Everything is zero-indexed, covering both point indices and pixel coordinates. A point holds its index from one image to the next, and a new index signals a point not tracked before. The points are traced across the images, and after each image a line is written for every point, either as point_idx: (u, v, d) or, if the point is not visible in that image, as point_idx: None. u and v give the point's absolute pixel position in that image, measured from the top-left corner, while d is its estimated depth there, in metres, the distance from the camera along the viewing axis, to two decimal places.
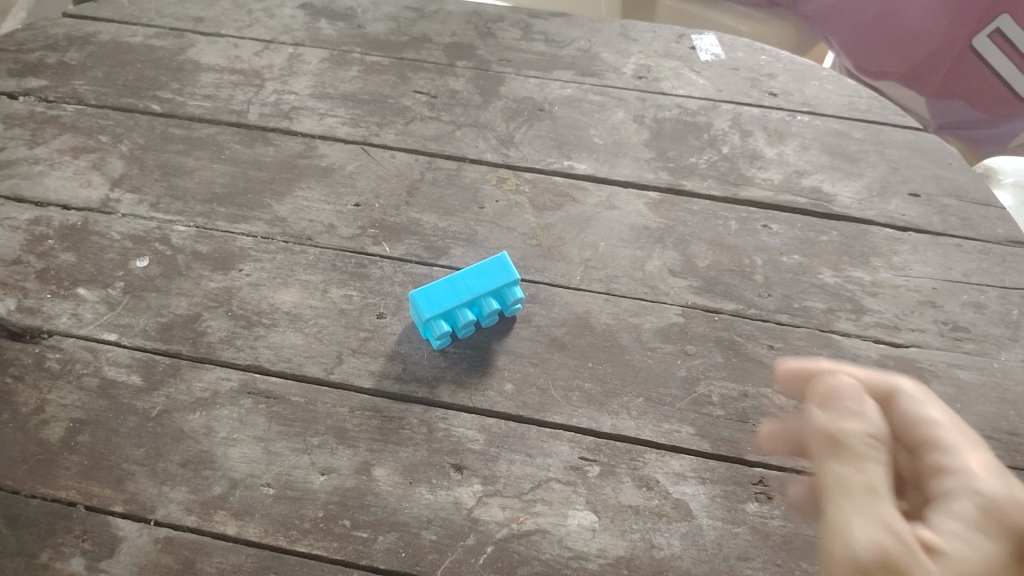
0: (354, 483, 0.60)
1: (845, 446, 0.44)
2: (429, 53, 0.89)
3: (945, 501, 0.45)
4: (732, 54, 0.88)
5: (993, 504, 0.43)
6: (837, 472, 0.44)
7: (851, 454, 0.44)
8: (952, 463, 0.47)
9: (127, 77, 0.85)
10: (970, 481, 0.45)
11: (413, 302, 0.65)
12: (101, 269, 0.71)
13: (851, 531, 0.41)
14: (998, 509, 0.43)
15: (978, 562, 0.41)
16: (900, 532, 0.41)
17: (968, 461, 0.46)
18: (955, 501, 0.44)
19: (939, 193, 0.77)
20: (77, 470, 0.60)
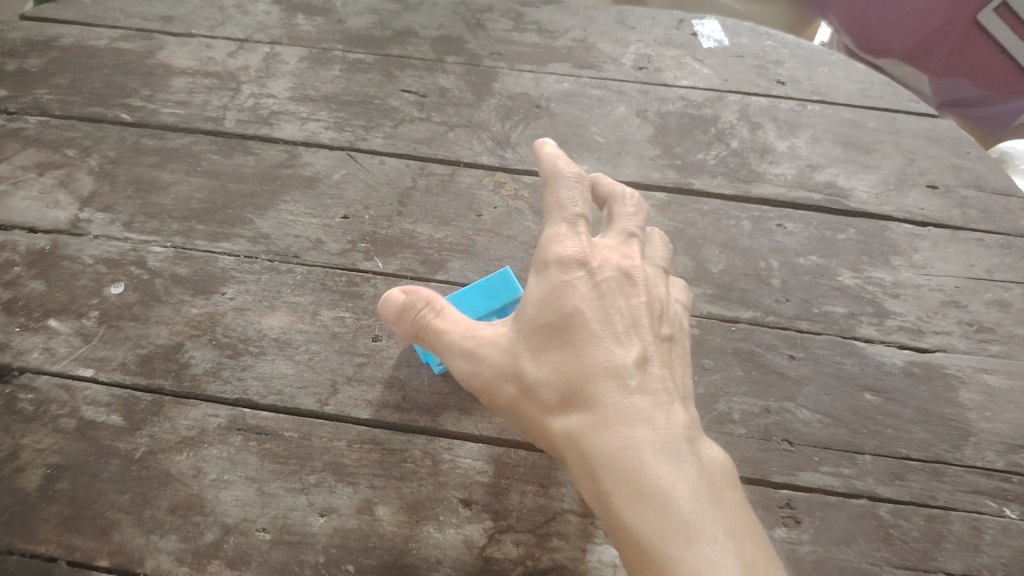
0: (355, 524, 0.56)
1: (411, 322, 0.52)
2: (416, 48, 0.84)
3: (570, 266, 0.52)
4: (736, 39, 0.84)
5: (559, 262, 0.52)
6: (428, 332, 0.52)
7: (439, 317, 0.52)
8: (567, 228, 0.54)
9: (93, 84, 0.80)
10: (546, 249, 0.53)
11: None
12: (73, 298, 0.66)
13: (449, 352, 0.52)
14: (568, 268, 0.52)
15: (552, 316, 0.50)
16: (531, 327, 0.50)
17: (563, 240, 0.53)
18: (539, 261, 0.53)
19: (957, 184, 0.73)
20: (57, 522, 0.56)
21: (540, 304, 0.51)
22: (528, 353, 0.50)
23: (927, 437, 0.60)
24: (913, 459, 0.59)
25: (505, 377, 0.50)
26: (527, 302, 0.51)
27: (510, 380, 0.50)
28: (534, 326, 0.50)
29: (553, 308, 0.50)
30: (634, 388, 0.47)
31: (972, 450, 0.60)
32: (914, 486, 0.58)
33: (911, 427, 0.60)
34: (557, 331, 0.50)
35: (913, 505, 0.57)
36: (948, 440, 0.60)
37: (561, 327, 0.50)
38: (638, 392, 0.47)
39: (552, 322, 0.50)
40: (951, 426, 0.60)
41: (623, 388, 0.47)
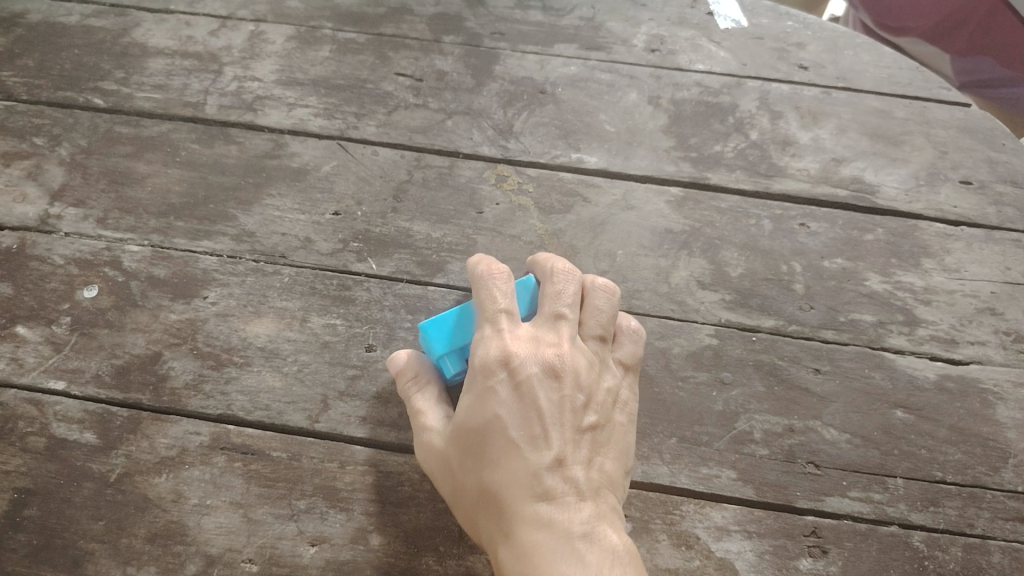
0: (349, 555, 0.52)
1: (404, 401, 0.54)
2: (411, 26, 0.78)
3: (490, 372, 0.49)
4: (754, 20, 0.79)
5: (477, 369, 0.50)
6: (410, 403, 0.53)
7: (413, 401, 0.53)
8: (492, 328, 0.51)
9: (63, 66, 0.74)
10: (472, 353, 0.51)
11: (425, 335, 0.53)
12: (43, 303, 0.61)
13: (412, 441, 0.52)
14: (489, 371, 0.49)
15: (470, 423, 0.49)
16: (454, 433, 0.49)
17: (486, 346, 0.50)
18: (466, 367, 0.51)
19: (992, 179, 0.69)
20: (26, 552, 0.52)
21: (462, 410, 0.49)
22: (450, 457, 0.49)
23: (963, 459, 0.56)
24: (949, 483, 0.55)
25: (434, 479, 0.50)
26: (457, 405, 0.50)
27: (438, 482, 0.50)
28: (459, 431, 0.49)
29: (472, 414, 0.49)
30: (541, 493, 0.46)
31: (1010, 473, 0.56)
32: (949, 513, 0.54)
33: (946, 448, 0.57)
34: (478, 438, 0.48)
35: (949, 535, 0.53)
36: (986, 462, 0.56)
37: (478, 433, 0.48)
38: (545, 496, 0.46)
39: (472, 428, 0.48)
40: (989, 447, 0.57)
41: (530, 493, 0.46)
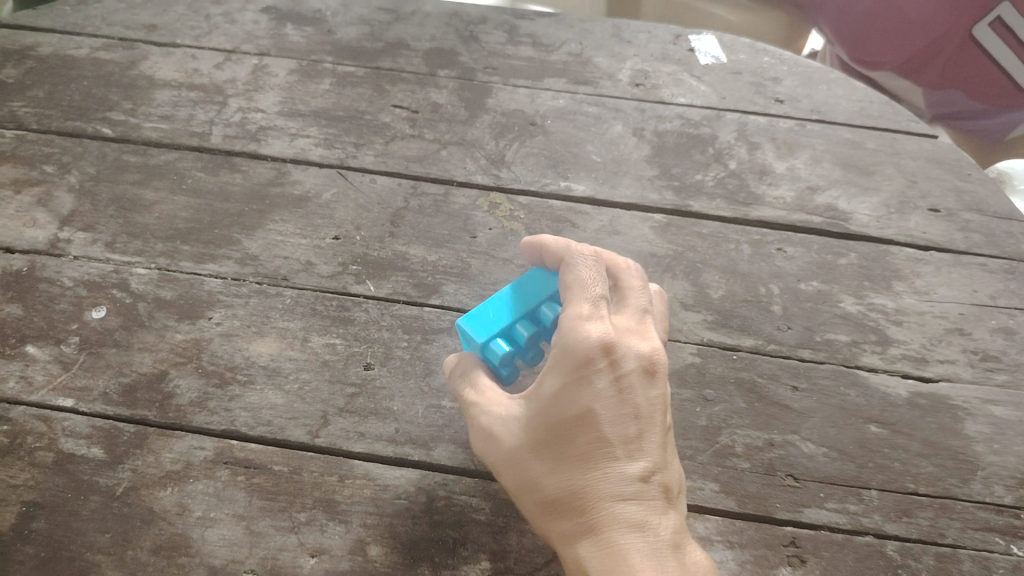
0: (348, 566, 0.54)
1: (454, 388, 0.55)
2: (408, 61, 0.81)
3: (590, 363, 0.48)
4: (733, 56, 0.83)
5: (576, 357, 0.48)
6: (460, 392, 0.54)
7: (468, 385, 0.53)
8: (587, 313, 0.50)
9: (73, 97, 0.77)
10: (574, 332, 0.49)
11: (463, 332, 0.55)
12: (52, 323, 0.63)
13: (475, 419, 0.52)
14: (592, 360, 0.48)
15: (560, 414, 0.48)
16: (539, 422, 0.48)
17: (585, 332, 0.48)
18: (556, 354, 0.49)
19: (960, 207, 0.73)
20: (33, 564, 0.53)
21: (552, 398, 0.48)
22: (531, 446, 0.48)
23: (935, 471, 0.59)
24: (921, 494, 0.58)
25: (506, 465, 0.49)
26: (543, 392, 0.49)
27: (509, 469, 0.49)
28: (544, 421, 0.48)
29: (563, 405, 0.48)
30: (630, 496, 0.46)
31: (979, 484, 0.58)
32: (922, 522, 0.57)
33: (918, 461, 0.59)
34: (567, 430, 0.48)
35: (921, 544, 0.56)
36: (957, 474, 0.59)
37: (568, 424, 0.48)
38: (634, 499, 0.46)
39: (562, 420, 0.48)
40: (959, 460, 0.59)
41: (618, 495, 0.46)
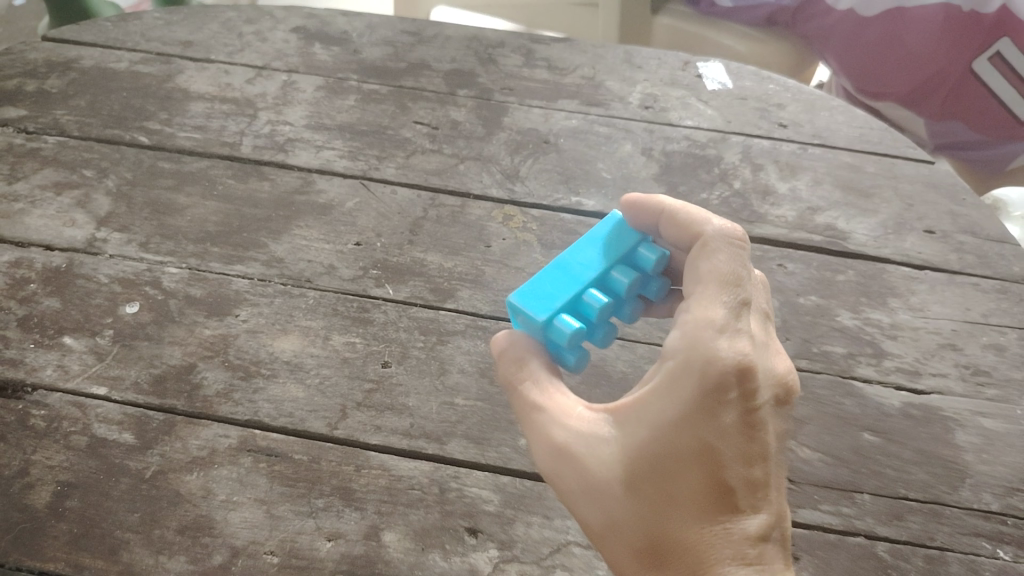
0: (362, 550, 0.57)
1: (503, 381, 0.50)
2: (429, 80, 0.86)
3: (723, 392, 0.42)
4: (739, 83, 0.88)
5: (706, 380, 0.42)
6: (517, 392, 0.48)
7: (531, 379, 0.48)
8: (722, 321, 0.43)
9: (112, 107, 0.81)
10: (718, 346, 0.42)
11: (523, 310, 0.50)
12: (88, 316, 0.67)
13: (550, 431, 0.46)
14: (725, 391, 0.42)
15: (671, 447, 0.42)
16: (648, 457, 0.43)
17: (720, 346, 0.42)
18: (675, 368, 0.43)
19: (954, 229, 0.76)
20: (66, 540, 0.56)
21: (660, 425, 0.43)
22: (626, 475, 0.43)
23: (927, 479, 0.60)
24: (912, 499, 0.60)
25: (591, 493, 0.44)
26: (652, 417, 0.43)
27: (600, 501, 0.44)
28: (647, 449, 0.43)
29: (677, 438, 0.42)
30: (749, 557, 0.41)
31: (968, 491, 0.60)
32: (913, 527, 0.58)
33: (910, 468, 0.61)
34: (675, 465, 0.42)
35: (911, 546, 0.57)
36: (947, 482, 0.60)
37: (677, 459, 0.42)
38: (752, 560, 0.41)
39: (671, 454, 0.42)
40: (950, 468, 0.61)
41: (738, 555, 0.41)
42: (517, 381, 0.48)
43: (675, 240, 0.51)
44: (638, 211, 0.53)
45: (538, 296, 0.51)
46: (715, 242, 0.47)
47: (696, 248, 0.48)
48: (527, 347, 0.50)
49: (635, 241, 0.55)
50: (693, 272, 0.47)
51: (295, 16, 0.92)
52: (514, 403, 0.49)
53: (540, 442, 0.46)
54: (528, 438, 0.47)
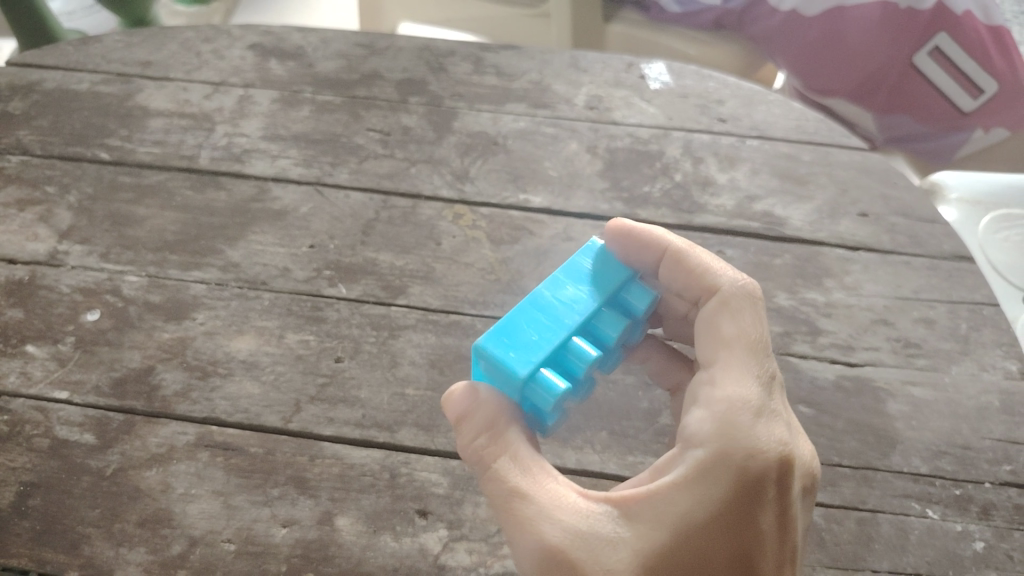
0: (316, 535, 0.59)
1: (476, 460, 0.47)
2: (381, 89, 0.89)
3: (760, 488, 0.45)
4: (681, 82, 0.90)
5: (745, 475, 0.44)
6: (499, 477, 0.46)
7: (515, 464, 0.46)
8: (756, 402, 0.46)
9: (73, 126, 0.84)
10: (757, 429, 0.45)
11: (499, 360, 0.47)
12: (50, 325, 0.69)
13: (541, 527, 0.44)
14: (763, 487, 0.45)
15: (699, 546, 0.44)
16: (679, 555, 0.44)
17: (758, 431, 0.45)
18: (710, 456, 0.44)
19: (887, 212, 0.79)
20: (30, 536, 0.59)
21: (688, 522, 0.44)
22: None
23: (858, 447, 0.63)
24: (844, 466, 0.62)
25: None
26: (678, 514, 0.44)
27: None
28: (671, 548, 0.44)
29: (707, 534, 0.44)
30: None
31: (897, 456, 0.63)
32: (845, 492, 0.61)
33: (842, 436, 0.64)
34: (699, 564, 0.44)
35: (844, 509, 0.60)
36: (878, 448, 0.63)
37: (702, 557, 0.44)
38: None
39: (698, 553, 0.44)
40: (880, 435, 0.64)
41: None
42: (498, 463, 0.46)
43: (684, 285, 0.54)
44: (631, 242, 0.53)
45: (517, 346, 0.47)
46: (735, 299, 0.51)
47: (716, 304, 0.51)
48: (499, 410, 0.47)
49: (618, 283, 0.52)
50: (715, 337, 0.50)
51: (251, 33, 0.94)
52: (494, 490, 0.46)
53: (531, 539, 0.44)
54: (513, 532, 0.45)
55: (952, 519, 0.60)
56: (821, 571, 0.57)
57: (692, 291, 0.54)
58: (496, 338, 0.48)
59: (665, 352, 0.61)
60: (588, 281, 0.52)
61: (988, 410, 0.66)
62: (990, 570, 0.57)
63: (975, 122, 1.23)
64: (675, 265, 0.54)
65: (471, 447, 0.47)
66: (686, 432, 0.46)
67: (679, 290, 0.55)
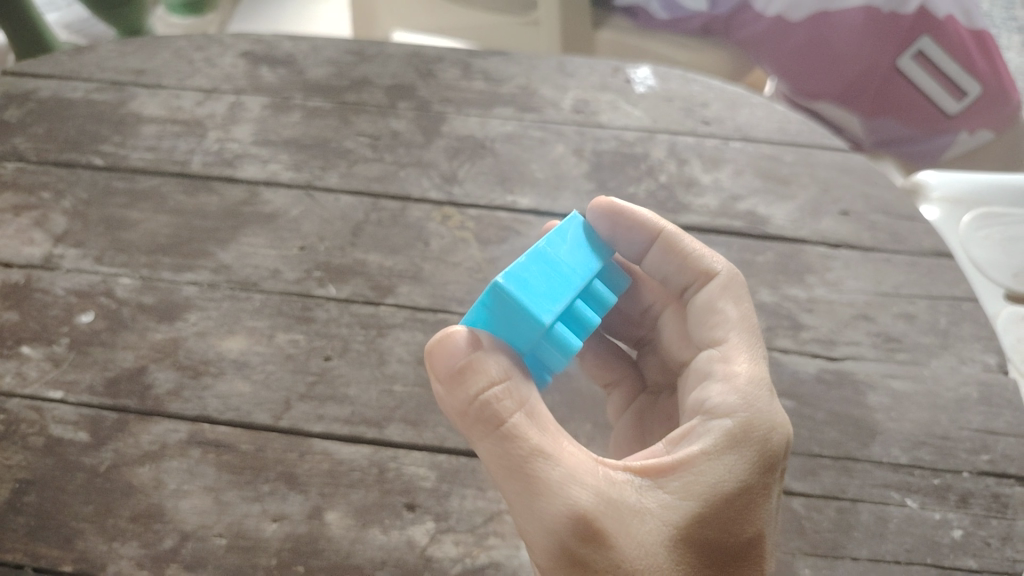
0: (305, 529, 0.60)
1: (491, 417, 0.45)
2: (371, 95, 0.90)
3: (774, 460, 0.50)
4: (665, 85, 0.91)
5: (766, 446, 0.49)
6: (521, 437, 0.45)
7: (534, 425, 0.46)
8: (767, 383, 0.52)
9: (68, 133, 0.85)
10: (773, 405, 0.51)
11: (527, 310, 0.46)
12: (45, 327, 0.70)
13: (572, 488, 0.44)
14: (776, 461, 0.50)
15: (723, 514, 0.47)
16: (704, 520, 0.47)
17: (775, 406, 0.51)
18: (737, 427, 0.49)
19: (868, 210, 0.80)
20: (24, 532, 0.60)
21: (716, 491, 0.47)
22: (675, 541, 0.45)
23: (838, 437, 0.65)
24: (825, 457, 0.64)
25: (635, 562, 0.44)
26: (708, 483, 0.47)
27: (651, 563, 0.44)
28: (699, 515, 0.46)
29: (731, 503, 0.47)
30: None
31: (877, 447, 0.65)
32: (826, 481, 0.63)
33: (823, 428, 0.66)
34: (721, 531, 0.47)
35: (824, 499, 0.62)
36: (857, 438, 0.65)
37: (723, 523, 0.47)
38: None
39: (721, 521, 0.47)
40: (860, 426, 0.66)
41: None
42: (519, 422, 0.45)
43: (673, 268, 0.59)
44: (623, 221, 0.58)
45: (539, 292, 0.47)
46: (733, 283, 0.57)
47: (719, 287, 0.57)
48: (509, 362, 0.47)
49: (608, 256, 0.56)
50: (720, 322, 0.55)
51: (243, 41, 0.95)
52: (513, 451, 0.45)
53: (561, 503, 0.44)
54: (536, 496, 0.44)
55: (930, 507, 0.62)
56: (801, 558, 0.60)
57: (680, 274, 0.59)
58: (518, 281, 0.47)
59: (607, 348, 0.67)
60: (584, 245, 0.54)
61: (966, 401, 0.67)
62: (967, 557, 0.60)
63: (960, 124, 1.24)
64: (666, 247, 0.59)
65: (486, 403, 0.45)
66: (708, 407, 0.50)
67: (666, 272, 0.60)
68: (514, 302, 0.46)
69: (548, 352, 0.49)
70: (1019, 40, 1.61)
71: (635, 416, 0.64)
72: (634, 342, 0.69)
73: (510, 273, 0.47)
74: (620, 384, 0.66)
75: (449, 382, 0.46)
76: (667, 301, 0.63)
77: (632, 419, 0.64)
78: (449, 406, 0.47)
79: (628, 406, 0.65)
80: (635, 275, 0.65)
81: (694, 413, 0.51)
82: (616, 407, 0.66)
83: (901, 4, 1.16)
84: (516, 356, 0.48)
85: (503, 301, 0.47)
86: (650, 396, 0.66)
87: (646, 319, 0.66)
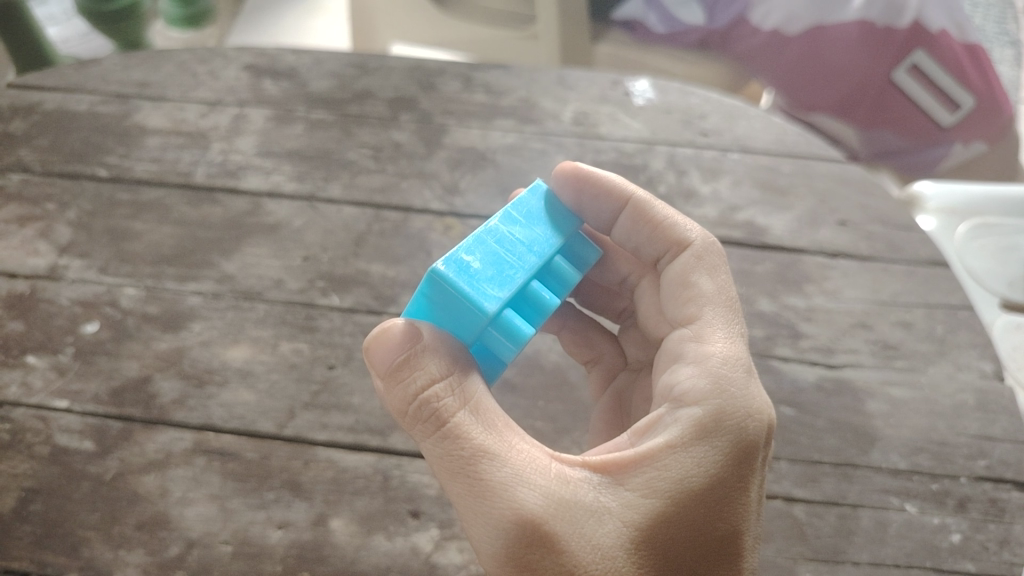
0: (311, 536, 0.60)
1: (431, 416, 0.45)
2: (373, 107, 0.91)
3: (752, 450, 0.48)
4: (664, 97, 0.92)
5: (742, 436, 0.48)
6: (464, 436, 0.45)
7: (478, 422, 0.46)
8: (745, 365, 0.50)
9: (73, 145, 0.86)
10: (750, 389, 0.49)
11: (467, 298, 0.46)
12: (50, 336, 0.71)
13: (519, 491, 0.44)
14: (754, 450, 0.49)
15: (691, 511, 0.46)
16: (670, 519, 0.46)
17: (753, 391, 0.49)
18: (707, 416, 0.47)
19: (865, 220, 0.81)
20: (31, 540, 0.60)
21: (682, 487, 0.46)
22: (635, 542, 0.45)
23: (838, 444, 0.66)
24: (825, 463, 0.65)
25: (590, 566, 0.44)
26: (673, 478, 0.46)
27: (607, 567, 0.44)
28: (663, 513, 0.46)
29: (701, 498, 0.46)
30: None
31: (877, 453, 0.66)
32: (826, 487, 0.64)
33: (823, 434, 0.66)
34: (689, 528, 0.46)
35: (825, 504, 0.63)
36: (857, 445, 0.66)
37: (691, 521, 0.46)
38: None
39: (689, 519, 0.46)
40: (859, 433, 0.67)
41: None
42: (461, 420, 0.45)
43: (645, 238, 0.59)
44: (589, 186, 0.57)
45: (482, 277, 0.47)
46: (707, 254, 0.56)
47: (692, 257, 0.56)
48: (450, 356, 0.47)
49: (570, 233, 0.56)
50: (694, 297, 0.54)
51: (245, 54, 0.96)
52: (455, 452, 0.45)
53: (506, 506, 0.44)
54: (480, 499, 0.44)
55: (929, 512, 0.63)
56: (803, 563, 0.60)
57: (653, 243, 0.58)
58: (458, 266, 0.47)
59: (586, 325, 0.68)
60: (542, 221, 0.54)
61: (963, 407, 0.68)
62: (965, 560, 0.61)
63: (953, 135, 1.27)
64: (636, 214, 0.58)
65: (424, 401, 0.45)
66: (678, 394, 0.49)
67: (638, 242, 0.59)
68: (452, 288, 0.46)
69: (496, 340, 0.49)
70: (1012, 53, 1.63)
71: (616, 398, 0.65)
72: (616, 314, 0.70)
73: (450, 259, 0.47)
74: (600, 360, 0.67)
75: (388, 378, 0.46)
76: (641, 271, 0.63)
77: (613, 400, 0.65)
78: (391, 404, 0.47)
79: (607, 385, 0.66)
80: (606, 245, 0.65)
81: (664, 398, 0.50)
82: (598, 386, 0.67)
83: (896, 17, 1.18)
84: (461, 347, 0.48)
85: (442, 288, 0.47)
86: (631, 373, 0.66)
87: (621, 288, 0.66)
